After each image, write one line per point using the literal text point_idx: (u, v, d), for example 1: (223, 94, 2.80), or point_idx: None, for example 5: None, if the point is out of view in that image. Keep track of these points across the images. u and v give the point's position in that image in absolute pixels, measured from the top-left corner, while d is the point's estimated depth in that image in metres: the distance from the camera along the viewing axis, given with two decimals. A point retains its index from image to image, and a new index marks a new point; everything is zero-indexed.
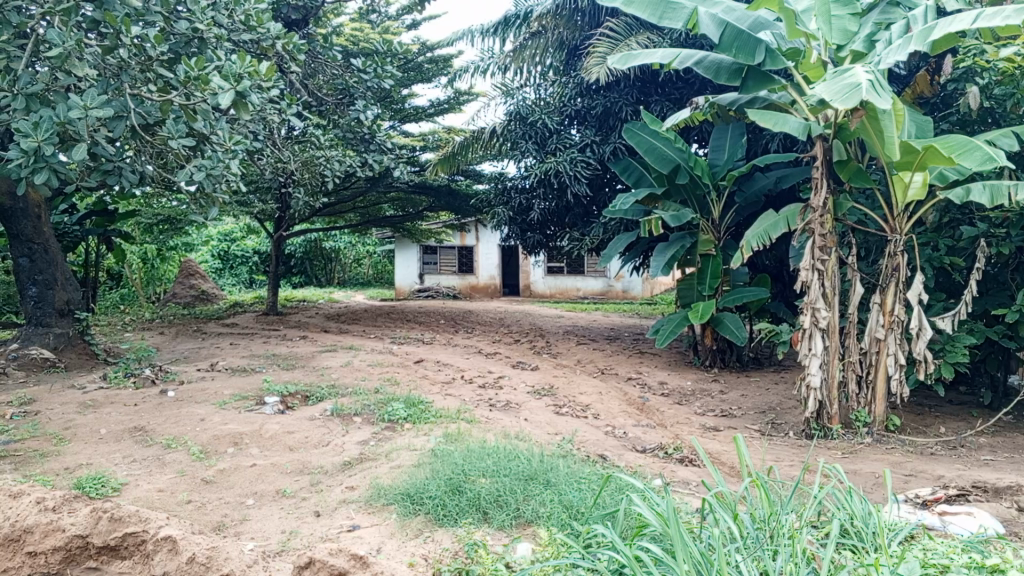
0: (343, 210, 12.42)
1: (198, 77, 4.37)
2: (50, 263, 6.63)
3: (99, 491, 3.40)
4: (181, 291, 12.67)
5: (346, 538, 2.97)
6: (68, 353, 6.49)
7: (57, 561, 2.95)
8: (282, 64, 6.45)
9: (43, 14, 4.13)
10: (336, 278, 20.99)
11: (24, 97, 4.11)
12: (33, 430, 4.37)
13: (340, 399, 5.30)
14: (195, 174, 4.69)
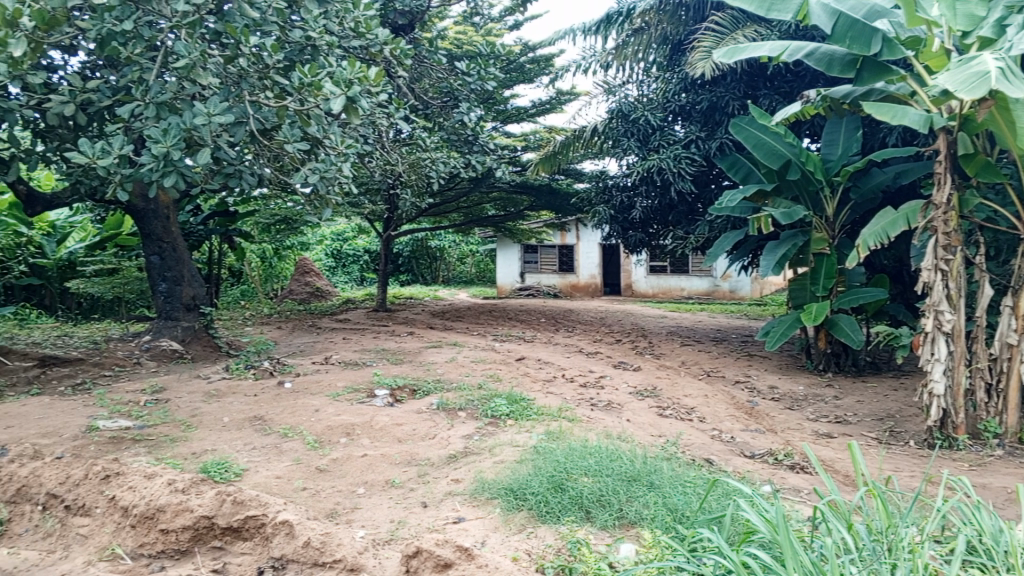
0: (448, 210, 12.65)
1: (312, 83, 4.55)
2: (178, 261, 7.05)
3: (223, 475, 3.61)
4: (297, 288, 13.26)
5: (452, 529, 3.04)
6: (195, 345, 6.90)
7: (186, 540, 3.11)
8: (390, 68, 6.64)
9: (170, 28, 4.37)
10: (441, 276, 21.41)
11: (155, 105, 4.43)
12: (163, 417, 4.69)
13: (446, 394, 5.41)
14: (310, 177, 4.93)
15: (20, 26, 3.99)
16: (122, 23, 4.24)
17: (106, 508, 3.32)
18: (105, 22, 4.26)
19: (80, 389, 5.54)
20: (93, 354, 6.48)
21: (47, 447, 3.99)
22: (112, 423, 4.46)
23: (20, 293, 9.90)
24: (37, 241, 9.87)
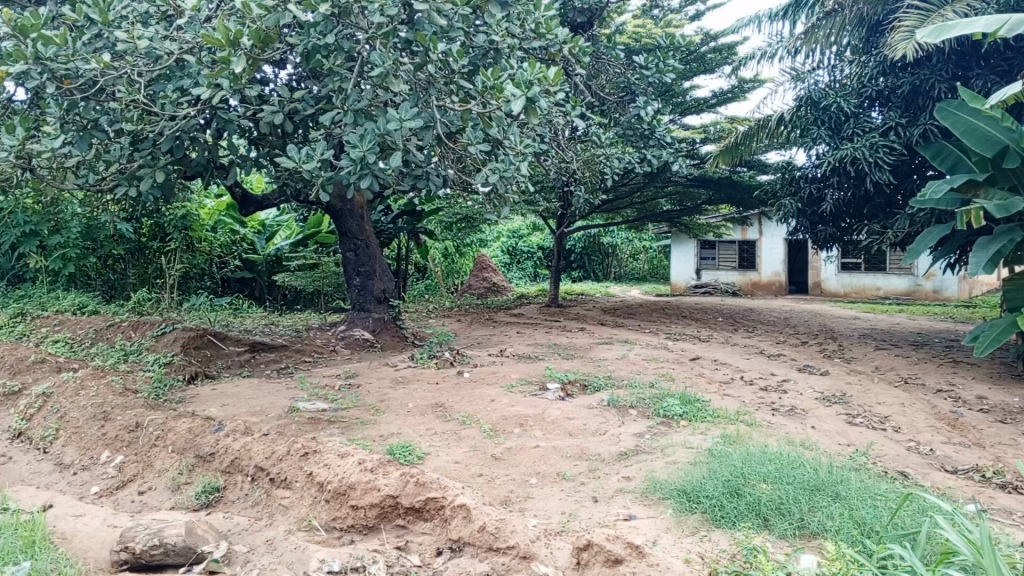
0: (622, 205, 12.57)
1: (494, 86, 4.66)
2: (370, 257, 7.53)
3: (407, 458, 3.83)
4: (475, 283, 13.73)
5: (623, 526, 3.04)
6: (384, 335, 7.36)
7: (373, 516, 3.34)
8: (568, 66, 6.71)
9: (368, 39, 4.64)
10: (613, 273, 21.36)
11: (353, 112, 4.84)
12: (355, 400, 5.05)
13: (617, 392, 5.40)
14: (489, 177, 5.10)
15: (241, 45, 4.41)
16: (326, 38, 4.56)
17: (304, 482, 3.63)
18: (310, 37, 4.60)
19: (285, 372, 6.11)
20: (296, 341, 7.09)
21: (256, 424, 4.42)
22: (311, 404, 4.86)
23: (235, 285, 11.01)
24: (250, 239, 10.93)
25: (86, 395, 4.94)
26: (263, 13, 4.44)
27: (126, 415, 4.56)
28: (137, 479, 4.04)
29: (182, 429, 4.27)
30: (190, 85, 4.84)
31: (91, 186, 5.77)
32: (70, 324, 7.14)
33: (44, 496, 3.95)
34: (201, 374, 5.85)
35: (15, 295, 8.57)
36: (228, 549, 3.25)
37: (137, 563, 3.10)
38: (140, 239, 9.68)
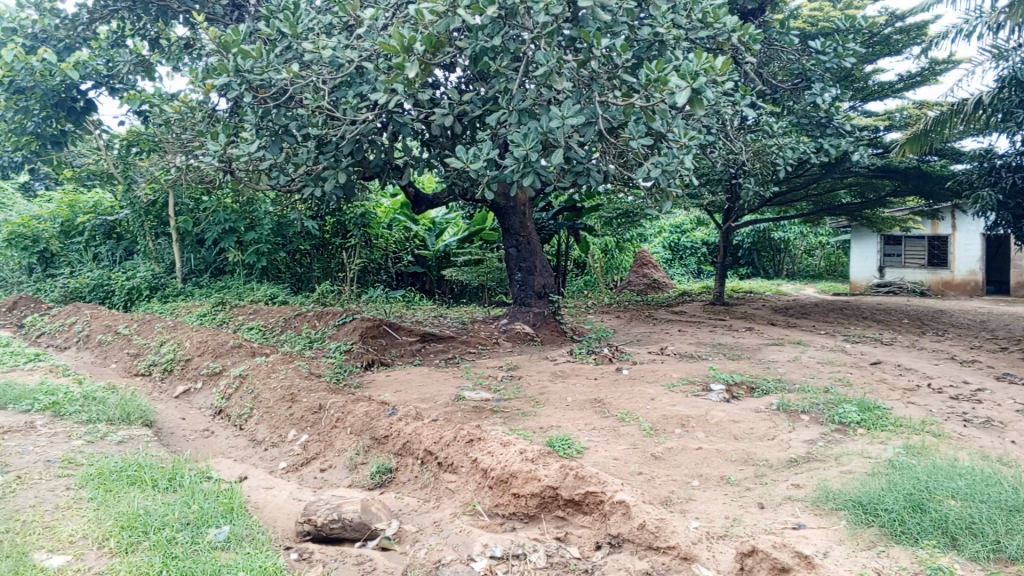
0: (795, 199, 11.92)
1: (658, 78, 4.58)
2: (531, 253, 7.66)
3: (566, 451, 3.88)
4: (636, 279, 13.57)
5: (790, 534, 2.91)
6: (544, 329, 7.44)
7: (533, 506, 3.40)
8: (738, 55, 6.47)
9: (533, 39, 4.72)
10: (784, 270, 20.35)
11: (517, 112, 4.95)
12: (517, 392, 5.16)
13: (787, 395, 5.15)
14: (651, 171, 5.03)
15: (413, 50, 4.64)
16: (492, 40, 4.69)
17: (469, 468, 3.75)
18: (477, 40, 4.75)
19: (452, 362, 6.35)
20: (462, 332, 7.37)
21: (425, 410, 4.64)
22: (476, 394, 5.03)
23: (408, 278, 11.56)
24: (421, 236, 11.43)
25: (276, 377, 5.40)
26: (434, 19, 4.63)
27: (311, 397, 4.93)
28: (319, 457, 4.37)
29: (359, 411, 4.54)
30: (368, 91, 5.14)
31: (282, 188, 6.29)
32: (263, 312, 7.82)
33: (240, 468, 4.38)
34: (376, 362, 6.21)
35: (217, 286, 9.53)
36: (398, 528, 3.44)
37: (318, 535, 3.36)
38: (324, 235, 10.40)
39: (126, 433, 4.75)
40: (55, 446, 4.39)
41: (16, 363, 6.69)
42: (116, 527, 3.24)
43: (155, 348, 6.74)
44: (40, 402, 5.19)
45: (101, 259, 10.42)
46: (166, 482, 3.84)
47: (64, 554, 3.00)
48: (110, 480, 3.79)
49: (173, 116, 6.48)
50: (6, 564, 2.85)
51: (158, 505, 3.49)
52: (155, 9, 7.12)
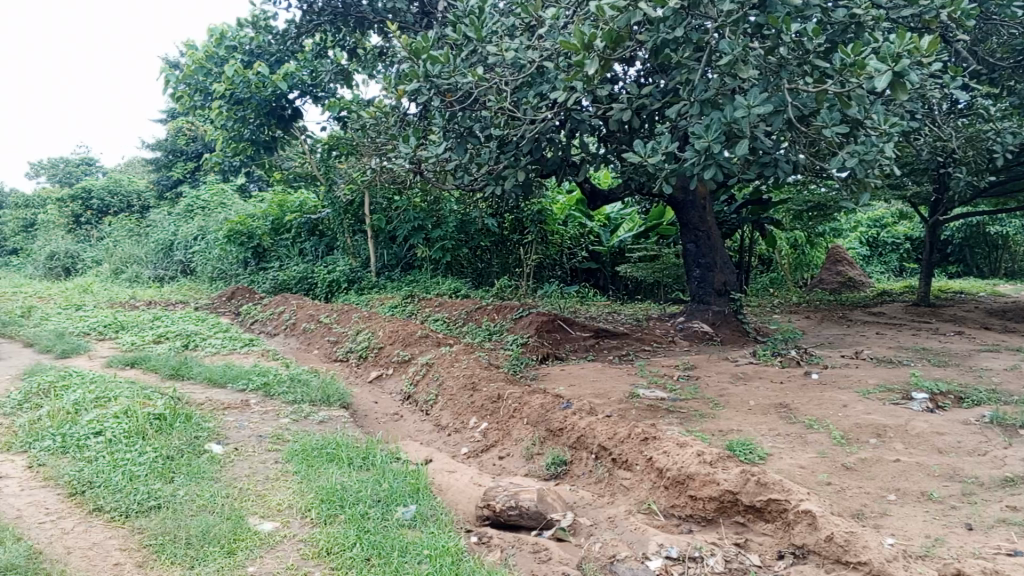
0: (1017, 189, 10.67)
1: (854, 63, 4.27)
2: (711, 248, 7.45)
3: (748, 456, 3.74)
4: (827, 277, 12.76)
5: (1004, 561, 2.63)
6: (724, 329, 7.19)
7: (711, 509, 3.32)
8: (948, 31, 5.88)
9: (717, 28, 4.59)
10: (1004, 268, 18.27)
11: (698, 103, 4.83)
12: (695, 392, 5.04)
13: (1004, 408, 4.63)
14: (846, 161, 4.72)
15: (594, 47, 4.64)
16: (673, 31, 4.61)
17: (645, 466, 3.71)
18: (659, 32, 4.69)
19: (627, 359, 6.31)
20: (638, 329, 7.30)
21: (600, 406, 4.65)
22: (651, 392, 4.97)
23: (582, 275, 11.49)
24: (596, 232, 11.44)
25: (458, 366, 5.63)
26: (615, 14, 4.64)
27: (491, 387, 5.09)
28: (497, 446, 4.51)
29: (535, 403, 4.62)
30: (548, 89, 5.22)
31: (466, 187, 6.53)
32: (447, 305, 8.18)
33: (425, 451, 4.63)
34: (552, 356, 6.32)
35: (406, 280, 10.09)
36: (574, 520, 3.48)
37: (497, 521, 3.48)
38: (503, 232, 10.70)
39: (325, 413, 5.16)
40: (266, 422, 4.88)
41: (235, 346, 7.48)
42: (317, 499, 3.54)
43: (351, 336, 7.27)
44: (255, 382, 5.78)
45: (306, 254, 11.37)
46: (360, 460, 4.13)
47: (274, 521, 3.36)
48: (312, 455, 4.14)
49: (369, 121, 6.93)
50: (227, 526, 3.24)
51: (353, 482, 3.76)
52: (354, 21, 7.51)
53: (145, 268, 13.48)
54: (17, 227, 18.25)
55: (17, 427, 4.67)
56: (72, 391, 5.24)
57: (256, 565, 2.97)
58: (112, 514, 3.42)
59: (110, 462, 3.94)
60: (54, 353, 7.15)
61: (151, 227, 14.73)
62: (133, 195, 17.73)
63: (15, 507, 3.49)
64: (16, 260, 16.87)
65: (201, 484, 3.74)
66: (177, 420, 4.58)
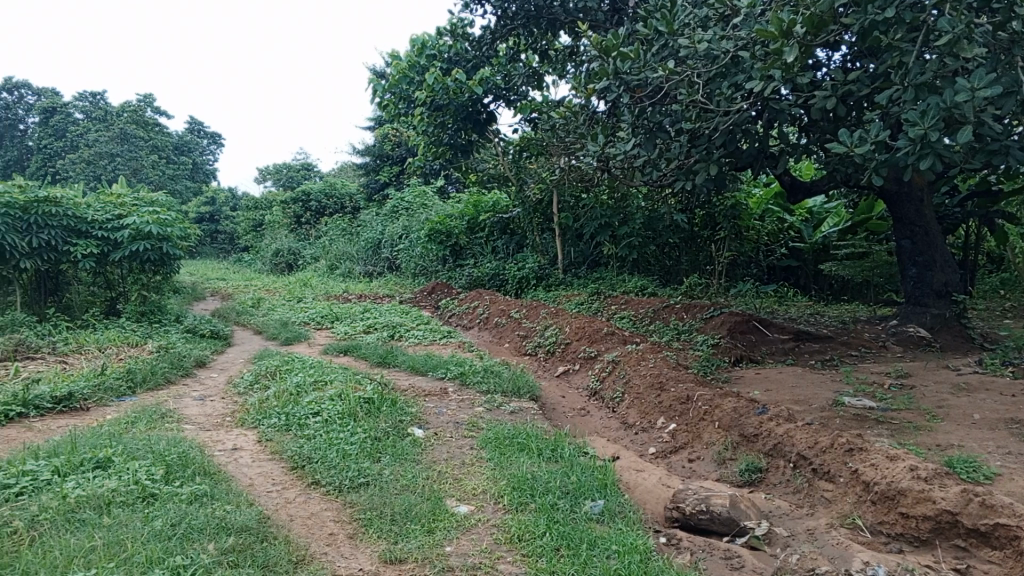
0: None
1: None
2: (931, 245, 6.80)
3: (970, 475, 3.39)
4: None
5: None
6: (944, 334, 6.51)
7: (926, 530, 3.05)
8: None
9: (936, 4, 4.19)
10: None
11: (914, 88, 4.42)
12: (908, 402, 4.63)
13: None
14: None
15: (794, 33, 4.44)
16: (885, 12, 4.25)
17: (849, 479, 3.48)
18: (867, 14, 4.36)
19: (830, 364, 5.92)
20: (843, 332, 6.83)
21: (799, 414, 4.41)
22: (857, 401, 4.64)
23: (781, 273, 11.06)
24: (796, 228, 10.76)
25: (647, 365, 5.57)
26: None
27: (680, 387, 4.99)
28: (687, 447, 4.42)
29: (728, 406, 4.47)
30: (745, 79, 5.01)
31: (656, 183, 6.44)
32: (634, 302, 8.12)
33: (612, 448, 4.64)
34: (746, 358, 6.06)
35: (594, 277, 10.14)
36: (769, 529, 3.33)
37: (686, 523, 3.42)
38: (693, 228, 10.43)
39: (517, 405, 5.33)
40: (462, 410, 5.13)
41: (434, 338, 7.91)
42: (509, 487, 3.67)
43: (540, 331, 7.41)
44: (451, 371, 6.08)
45: (498, 251, 11.77)
46: (550, 452, 4.22)
47: (469, 504, 3.53)
48: (504, 444, 4.29)
49: (559, 121, 7.04)
50: (427, 506, 3.44)
51: (544, 472, 3.86)
52: (546, 22, 7.70)
53: (355, 265, 14.61)
54: (250, 227, 20.41)
55: (250, 404, 5.26)
56: (294, 375, 5.81)
57: (452, 545, 3.14)
58: (327, 487, 3.75)
59: (326, 440, 4.33)
60: (281, 340, 7.96)
61: (361, 227, 15.92)
62: (346, 197, 19.20)
63: (249, 475, 3.94)
64: (249, 257, 18.90)
65: (403, 465, 4.00)
66: (383, 404, 4.94)
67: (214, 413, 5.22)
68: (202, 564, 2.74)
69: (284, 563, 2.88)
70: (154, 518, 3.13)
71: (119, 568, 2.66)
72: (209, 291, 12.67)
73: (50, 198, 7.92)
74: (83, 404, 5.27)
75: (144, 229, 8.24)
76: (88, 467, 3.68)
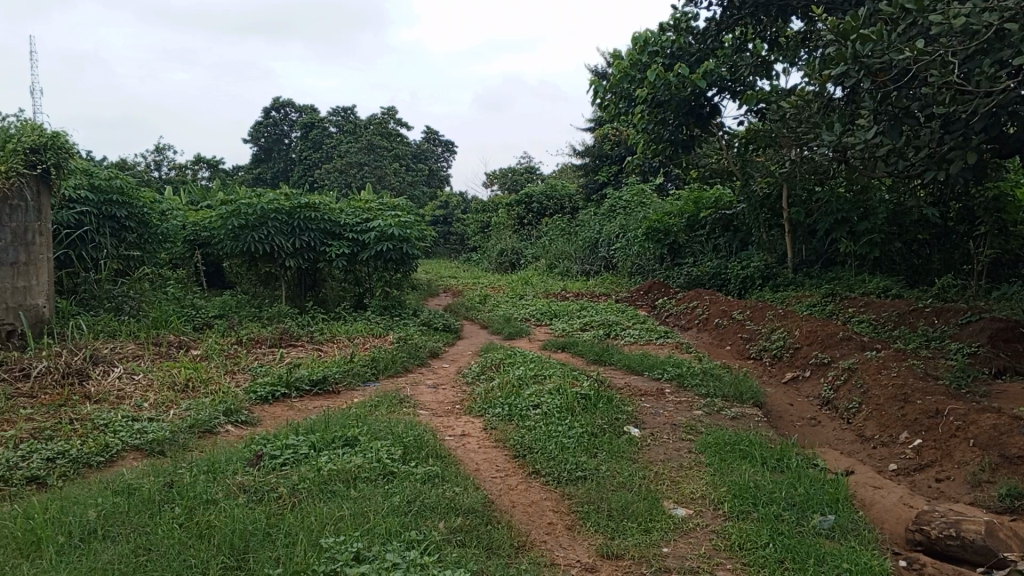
0: None
1: None
2: None
3: None
4: None
5: None
6: None
7: None
8: None
9: None
10: None
11: None
12: None
13: None
14: None
15: None
16: None
17: None
18: None
19: None
20: None
21: None
22: None
23: None
24: None
25: (887, 374, 5.12)
26: None
27: (927, 400, 4.54)
28: (934, 466, 4.01)
29: (986, 424, 4.00)
30: (1012, 55, 4.42)
31: (901, 174, 5.88)
32: (874, 305, 7.49)
33: (845, 462, 4.32)
34: (1011, 370, 5.37)
35: (826, 277, 9.49)
36: None
37: (931, 548, 3.12)
38: (947, 223, 9.40)
39: (738, 410, 5.14)
40: (680, 412, 5.05)
41: (652, 337, 7.85)
42: (729, 494, 3.57)
43: (766, 334, 7.08)
44: (670, 371, 6.01)
45: (721, 249, 11.40)
46: (775, 461, 4.03)
47: (687, 508, 3.49)
48: (725, 450, 4.17)
49: (790, 111, 6.68)
50: (644, 505, 3.44)
51: (768, 482, 3.70)
52: (777, 10, 7.19)
53: (574, 264, 14.87)
54: (477, 228, 21.53)
55: (476, 394, 5.57)
56: (515, 368, 6.07)
57: (669, 547, 3.11)
58: (547, 478, 3.88)
59: (546, 432, 4.47)
60: (504, 334, 8.32)
61: (580, 226, 16.20)
62: (566, 198, 19.68)
63: (475, 461, 4.18)
64: (476, 256, 19.95)
65: (620, 462, 4.03)
66: (601, 401, 5.01)
67: (445, 400, 5.58)
68: (434, 540, 2.96)
69: (506, 547, 3.03)
70: (392, 494, 3.43)
71: (363, 537, 2.94)
72: (440, 287, 13.55)
73: (309, 204, 8.91)
74: (335, 387, 5.89)
75: (386, 231, 8.99)
76: (338, 444, 4.11)
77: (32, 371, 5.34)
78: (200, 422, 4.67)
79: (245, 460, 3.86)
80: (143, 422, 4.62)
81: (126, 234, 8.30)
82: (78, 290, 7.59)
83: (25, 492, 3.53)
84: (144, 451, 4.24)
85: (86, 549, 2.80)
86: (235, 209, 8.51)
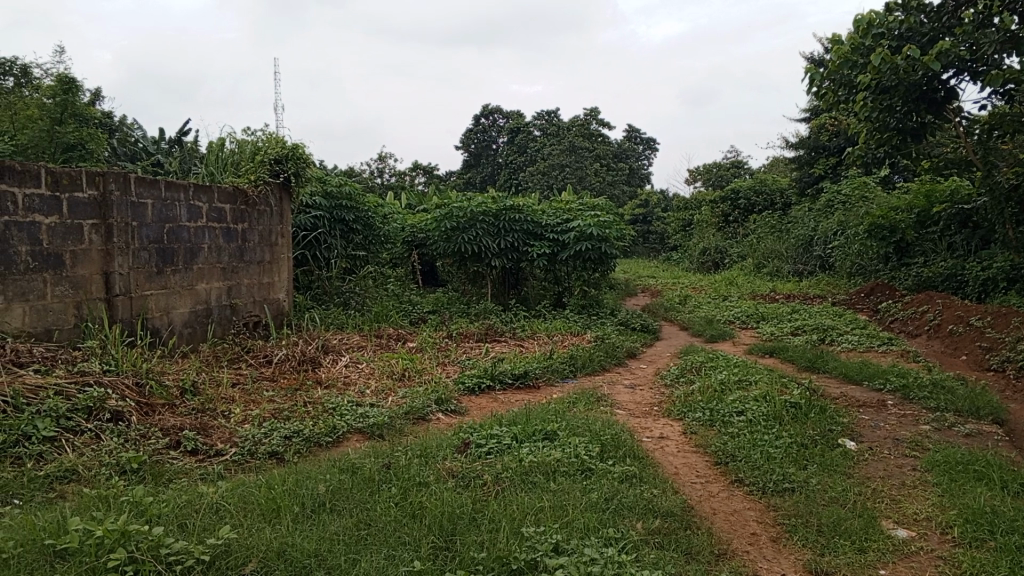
0: None
1: None
2: None
3: None
4: None
5: None
6: None
7: None
8: None
9: None
10: None
11: None
12: None
13: None
14: None
15: None
16: None
17: None
18: None
19: None
20: None
21: None
22: None
23: None
24: None
25: None
26: None
27: None
28: None
29: None
30: None
31: None
32: None
33: None
34: None
35: None
36: None
37: None
38: None
39: (974, 427, 4.63)
40: (903, 427, 4.66)
41: (871, 344, 7.30)
42: (961, 518, 3.25)
43: (1009, 343, 6.33)
44: (893, 382, 5.55)
45: (956, 248, 10.31)
46: (1017, 486, 3.60)
47: (908, 530, 3.22)
48: (955, 470, 3.79)
49: None
50: (859, 523, 3.22)
51: (1008, 508, 3.31)
52: None
53: (784, 263, 14.17)
54: (679, 226, 21.15)
55: (676, 396, 5.50)
56: (719, 372, 5.90)
57: (887, 569, 2.89)
58: (751, 487, 3.75)
59: (750, 440, 4.32)
60: (706, 336, 8.12)
61: (791, 223, 15.38)
62: (776, 193, 18.76)
63: (675, 464, 4.13)
64: (678, 255, 19.63)
65: (832, 476, 3.80)
66: (812, 410, 4.75)
67: (644, 401, 5.56)
68: (631, 540, 2.98)
69: (706, 553, 2.97)
70: (591, 490, 3.49)
71: (563, 529, 3.02)
72: (639, 287, 13.49)
73: (514, 207, 9.25)
74: (536, 382, 6.07)
75: (586, 231, 9.07)
76: (539, 437, 4.24)
77: (274, 357, 6.02)
78: (415, 409, 5.03)
79: (454, 446, 4.11)
80: (365, 407, 5.06)
81: (353, 236, 9.07)
82: (312, 286, 8.45)
83: (268, 464, 4.00)
84: (367, 433, 4.65)
85: (318, 518, 3.13)
86: (448, 211, 9.03)
